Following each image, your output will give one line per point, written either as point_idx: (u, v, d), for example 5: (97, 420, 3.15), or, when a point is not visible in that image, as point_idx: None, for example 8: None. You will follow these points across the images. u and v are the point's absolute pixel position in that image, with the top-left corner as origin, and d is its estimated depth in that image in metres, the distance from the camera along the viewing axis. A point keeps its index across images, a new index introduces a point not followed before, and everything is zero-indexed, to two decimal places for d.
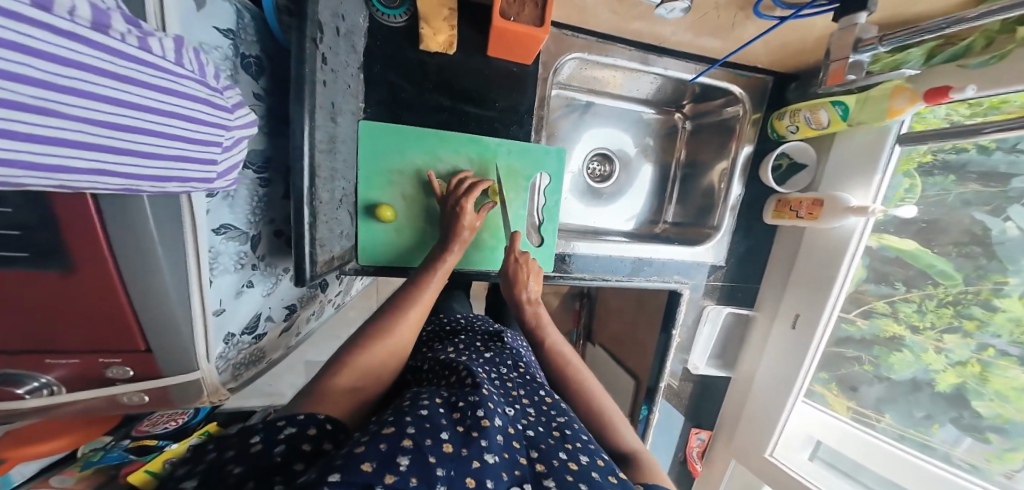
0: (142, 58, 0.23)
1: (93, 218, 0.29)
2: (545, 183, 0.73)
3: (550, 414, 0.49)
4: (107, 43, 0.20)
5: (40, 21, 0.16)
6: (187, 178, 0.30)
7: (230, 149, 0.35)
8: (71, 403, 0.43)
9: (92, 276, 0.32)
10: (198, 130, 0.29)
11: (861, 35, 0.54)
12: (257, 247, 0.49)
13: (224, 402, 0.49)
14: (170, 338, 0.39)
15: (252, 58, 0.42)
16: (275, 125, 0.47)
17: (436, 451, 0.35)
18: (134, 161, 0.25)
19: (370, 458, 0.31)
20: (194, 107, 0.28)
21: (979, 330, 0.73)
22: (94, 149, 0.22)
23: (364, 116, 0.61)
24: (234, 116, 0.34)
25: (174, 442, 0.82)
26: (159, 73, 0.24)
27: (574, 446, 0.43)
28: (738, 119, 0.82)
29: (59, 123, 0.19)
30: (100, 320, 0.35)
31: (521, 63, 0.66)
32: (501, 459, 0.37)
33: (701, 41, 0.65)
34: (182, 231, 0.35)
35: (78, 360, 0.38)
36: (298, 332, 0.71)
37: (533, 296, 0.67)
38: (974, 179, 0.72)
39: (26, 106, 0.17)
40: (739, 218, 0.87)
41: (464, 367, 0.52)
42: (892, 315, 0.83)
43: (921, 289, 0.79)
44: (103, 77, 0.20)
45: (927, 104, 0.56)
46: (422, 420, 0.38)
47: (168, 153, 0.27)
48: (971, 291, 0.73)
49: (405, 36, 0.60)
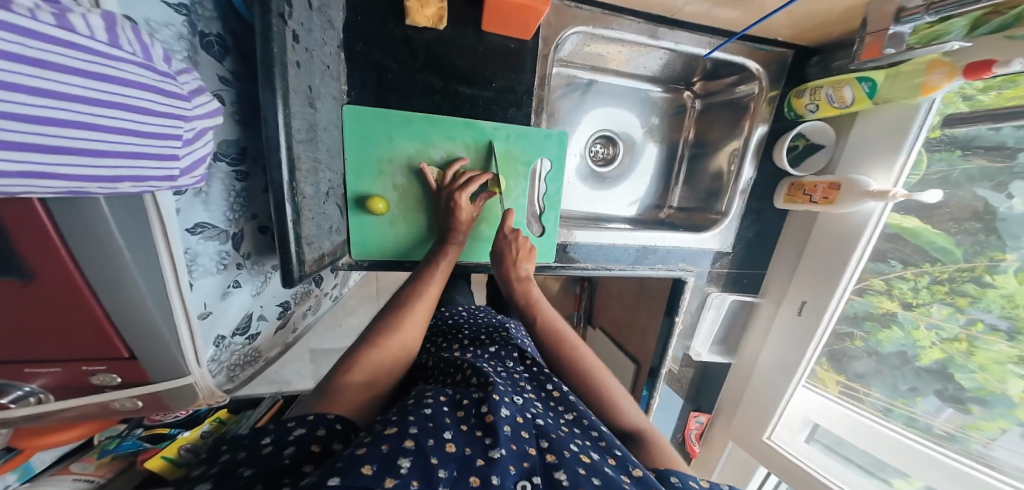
0: (65, 39, 0.19)
1: (43, 222, 0.26)
2: (545, 169, 0.70)
3: (558, 410, 0.47)
4: (12, 21, 0.16)
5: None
6: (144, 177, 0.27)
7: (194, 140, 0.32)
8: (59, 412, 0.42)
9: (54, 280, 0.29)
10: (147, 122, 0.25)
11: (904, 4, 0.50)
12: (239, 245, 0.46)
13: (221, 404, 0.49)
14: (153, 346, 0.37)
15: (213, 36, 0.38)
16: (247, 112, 0.44)
17: (438, 452, 0.33)
18: (73, 160, 0.21)
19: (369, 459, 0.29)
20: (140, 95, 0.25)
21: (970, 306, 0.71)
22: (12, 150, 0.18)
23: (348, 100, 0.56)
24: (192, 105, 0.31)
25: (185, 430, 0.84)
26: (89, 57, 0.21)
27: (585, 442, 0.41)
28: (752, 97, 0.77)
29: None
30: (74, 328, 0.33)
31: (519, 39, 0.60)
32: (510, 452, 0.36)
33: (716, 11, 0.59)
34: (151, 235, 0.33)
35: (59, 368, 0.36)
36: (294, 329, 0.69)
37: (524, 274, 0.63)
38: (979, 154, 0.68)
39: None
40: (750, 201, 0.83)
41: (469, 364, 0.50)
42: (887, 292, 0.81)
43: (917, 267, 0.76)
44: (13, 62, 0.17)
45: (966, 79, 0.52)
46: (426, 419, 0.37)
47: (115, 148, 0.23)
48: (967, 268, 0.71)
49: (389, 9, 0.54)
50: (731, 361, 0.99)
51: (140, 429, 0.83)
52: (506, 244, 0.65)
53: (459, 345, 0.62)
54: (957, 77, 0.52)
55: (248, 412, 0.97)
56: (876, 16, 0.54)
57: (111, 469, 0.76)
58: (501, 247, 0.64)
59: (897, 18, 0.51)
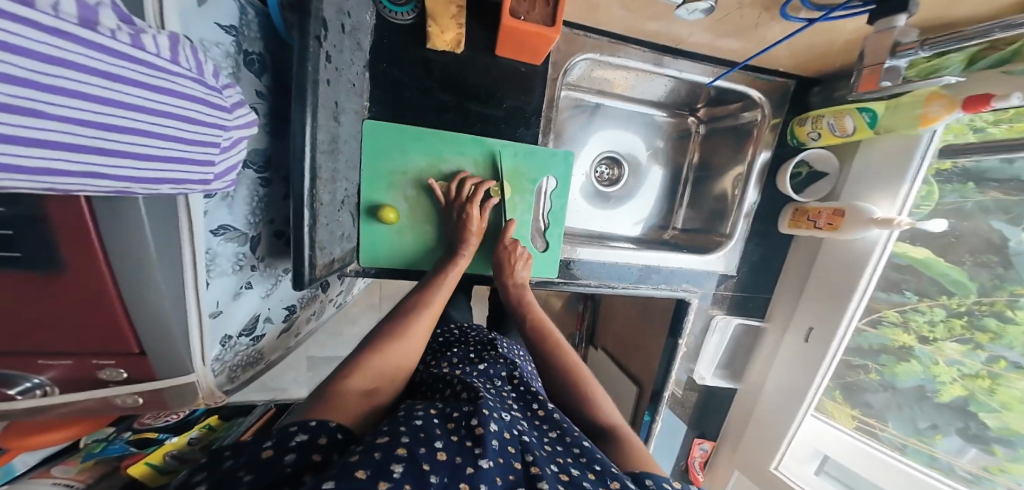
0: (133, 55, 0.22)
1: (86, 222, 0.27)
2: (551, 187, 0.71)
3: (544, 430, 0.45)
4: (96, 40, 0.19)
5: (46, 24, 0.16)
6: (182, 180, 0.28)
7: (228, 150, 0.33)
8: (63, 405, 0.42)
9: (86, 280, 0.30)
10: (194, 131, 0.28)
11: (900, 38, 0.49)
12: (256, 248, 0.47)
13: (219, 405, 0.49)
14: (166, 344, 0.37)
15: (255, 54, 0.41)
16: (277, 125, 0.46)
17: (429, 459, 0.32)
18: (129, 163, 0.23)
19: (364, 464, 0.29)
20: (189, 107, 0.27)
21: (991, 342, 0.70)
22: (86, 152, 0.20)
23: (368, 115, 0.59)
24: (233, 116, 0.33)
25: (174, 435, 0.83)
26: (153, 72, 0.23)
27: (566, 459, 0.40)
28: (756, 123, 0.79)
29: (42, 123, 0.17)
30: (95, 328, 0.33)
31: (529, 63, 0.64)
32: (497, 464, 0.34)
33: (722, 41, 0.61)
34: (178, 235, 0.33)
35: (70, 362, 0.36)
36: (297, 333, 0.70)
37: (521, 281, 0.67)
38: (994, 188, 0.69)
39: (9, 107, 0.16)
40: (754, 225, 0.84)
41: (459, 380, 0.49)
42: (903, 325, 0.80)
43: (932, 299, 0.76)
44: (92, 76, 0.19)
45: (964, 113, 0.53)
46: (415, 430, 0.36)
47: (161, 152, 0.25)
48: (986, 302, 0.70)
49: (410, 34, 0.58)
50: (737, 386, 0.97)
51: (129, 433, 0.83)
52: (506, 253, 0.67)
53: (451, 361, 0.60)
54: (956, 110, 0.54)
55: (239, 420, 0.96)
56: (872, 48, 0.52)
57: (92, 475, 0.72)
58: (500, 256, 0.67)
59: (892, 52, 0.50)
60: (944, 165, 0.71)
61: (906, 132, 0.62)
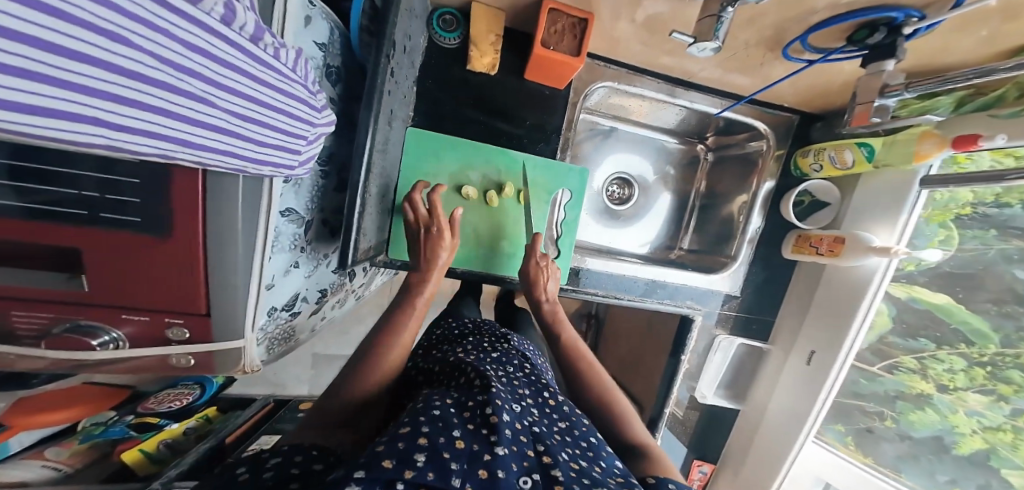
0: (274, 65, 0.30)
1: (199, 191, 0.33)
2: (566, 199, 0.75)
3: (553, 417, 0.40)
4: (256, 53, 0.27)
5: (234, 41, 0.24)
6: (277, 164, 0.36)
7: (311, 142, 0.41)
8: (122, 361, 0.44)
9: (185, 240, 0.35)
10: (294, 125, 0.36)
11: (888, 80, 0.52)
12: (308, 231, 0.53)
13: (255, 372, 0.52)
14: (229, 307, 0.42)
15: (334, 67, 0.49)
16: (342, 127, 0.54)
17: (451, 447, 0.28)
18: (249, 145, 0.31)
19: (388, 454, 0.26)
20: (296, 106, 0.35)
21: (1015, 395, 0.75)
22: (226, 133, 0.28)
23: (411, 124, 0.67)
24: (321, 117, 0.41)
25: (174, 422, 0.86)
26: (283, 79, 0.32)
27: (575, 450, 0.35)
28: (761, 153, 0.84)
29: (210, 109, 0.25)
30: (180, 286, 0.38)
31: (553, 87, 0.71)
32: (512, 450, 0.30)
33: (730, 76, 0.67)
34: (259, 215, 0.38)
35: (148, 318, 0.40)
36: (323, 316, 0.75)
37: (551, 295, 0.69)
38: (1017, 236, 0.72)
39: (194, 96, 0.23)
40: (758, 249, 0.88)
41: (472, 367, 0.42)
42: (920, 372, 0.83)
43: (953, 348, 0.79)
44: (247, 79, 0.27)
45: (955, 151, 0.58)
46: (435, 419, 0.30)
47: (270, 139, 0.33)
48: (1010, 353, 0.74)
49: (454, 56, 0.66)
50: (740, 408, 0.98)
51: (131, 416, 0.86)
52: (534, 268, 0.68)
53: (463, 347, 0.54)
54: (947, 148, 0.58)
55: (236, 412, 0.98)
56: (862, 88, 0.54)
57: (81, 460, 0.74)
58: (529, 270, 0.68)
59: (881, 92, 0.53)
60: (966, 210, 0.74)
61: (903, 167, 0.66)
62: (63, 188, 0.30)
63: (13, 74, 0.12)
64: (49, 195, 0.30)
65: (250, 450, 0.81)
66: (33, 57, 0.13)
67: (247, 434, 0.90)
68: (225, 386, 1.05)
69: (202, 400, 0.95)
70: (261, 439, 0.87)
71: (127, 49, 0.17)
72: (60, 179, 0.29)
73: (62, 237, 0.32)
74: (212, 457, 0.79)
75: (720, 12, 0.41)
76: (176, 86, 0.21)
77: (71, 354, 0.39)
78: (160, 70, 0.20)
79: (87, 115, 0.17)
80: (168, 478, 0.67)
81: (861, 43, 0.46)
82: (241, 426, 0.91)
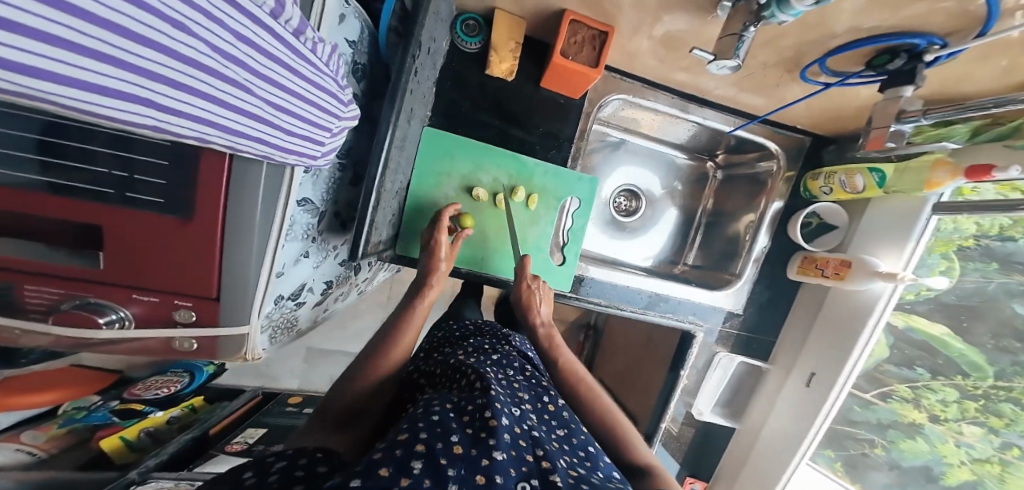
0: (310, 58, 0.32)
1: (223, 175, 0.34)
2: (574, 207, 0.76)
3: (551, 424, 0.40)
4: (296, 46, 0.29)
5: (278, 33, 0.26)
6: (301, 153, 0.37)
7: (334, 134, 0.43)
8: (122, 342, 0.43)
9: (204, 222, 0.36)
10: (320, 117, 0.37)
11: (905, 106, 0.51)
12: (321, 222, 0.53)
13: (254, 360, 0.52)
14: (238, 292, 0.42)
15: (360, 64, 0.50)
16: (364, 123, 0.55)
17: (446, 453, 0.27)
18: (278, 134, 0.32)
19: (385, 462, 0.25)
20: (324, 99, 0.37)
21: (1006, 429, 0.76)
22: (258, 121, 0.30)
23: (428, 123, 0.68)
24: (346, 110, 0.43)
25: (159, 410, 0.85)
26: (316, 72, 0.34)
27: (573, 459, 0.35)
28: (771, 174, 0.85)
29: (246, 96, 0.27)
30: (194, 268, 0.38)
31: (568, 96, 0.71)
32: (509, 455, 0.30)
33: (744, 96, 0.67)
34: (277, 202, 0.39)
35: (157, 299, 0.40)
36: (325, 308, 0.75)
37: (545, 319, 0.67)
38: (1017, 271, 0.72)
39: (233, 82, 0.25)
40: (763, 269, 0.88)
41: (473, 369, 0.41)
42: (915, 402, 0.83)
43: (948, 379, 0.79)
44: (285, 70, 0.29)
45: (967, 180, 0.58)
46: (434, 424, 0.30)
47: (298, 128, 0.35)
48: (1005, 389, 0.75)
49: (475, 61, 0.67)
50: (735, 427, 0.97)
51: (115, 401, 0.86)
52: (526, 291, 0.67)
53: (465, 349, 0.52)
54: (960, 177, 0.58)
55: (222, 403, 0.98)
56: (878, 113, 0.54)
57: (56, 445, 0.73)
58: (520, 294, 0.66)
59: (897, 118, 0.52)
60: (967, 242, 0.74)
61: (913, 193, 0.66)
62: (84, 165, 0.30)
63: (79, 50, 0.14)
64: (74, 174, 0.31)
65: (232, 444, 0.84)
66: (98, 37, 0.14)
67: (230, 428, 0.92)
68: (217, 375, 1.07)
69: (189, 389, 0.95)
70: (245, 431, 0.90)
71: (179, 33, 0.19)
72: (77, 155, 0.30)
73: (86, 214, 0.32)
74: (194, 448, 0.81)
75: (741, 31, 0.41)
76: (218, 71, 0.23)
77: (73, 333, 0.38)
78: (209, 57, 0.22)
79: (131, 90, 0.19)
80: (146, 468, 0.69)
81: (880, 67, 0.47)
82: (229, 416, 0.93)
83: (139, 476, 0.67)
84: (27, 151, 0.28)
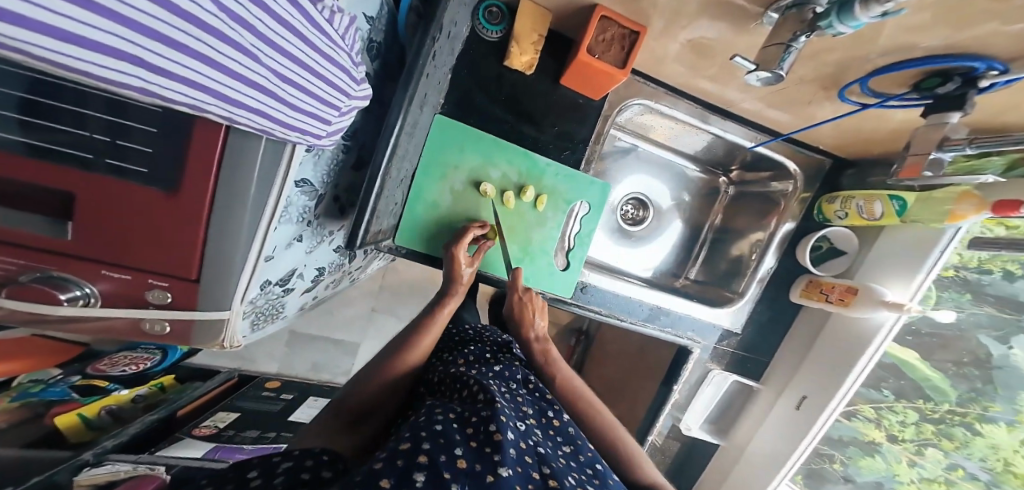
0: (322, 25, 0.29)
1: (217, 147, 0.30)
2: (582, 212, 0.74)
3: (556, 440, 0.37)
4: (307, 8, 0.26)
5: None
6: (306, 131, 0.34)
7: (343, 114, 0.40)
8: (83, 320, 0.39)
9: (191, 198, 0.32)
10: (328, 93, 0.34)
11: (950, 134, 0.48)
12: (318, 205, 0.50)
13: (229, 348, 0.48)
14: (221, 275, 0.38)
15: (376, 42, 0.46)
16: (375, 105, 0.52)
17: (450, 467, 0.25)
18: (284, 107, 0.29)
19: (385, 472, 0.22)
20: (334, 74, 0.34)
21: (955, 450, 0.80)
22: (264, 90, 0.27)
23: (440, 111, 0.64)
24: (357, 89, 0.40)
25: (123, 388, 0.82)
26: (328, 42, 0.31)
27: (582, 476, 0.33)
28: (785, 194, 0.83)
29: (251, 59, 0.24)
30: (172, 246, 0.35)
31: (588, 97, 0.69)
32: (515, 473, 0.27)
33: (770, 112, 0.66)
34: (274, 181, 0.35)
35: (130, 277, 0.36)
36: (314, 295, 0.71)
37: (540, 333, 0.64)
38: (991, 302, 0.75)
39: (239, 42, 0.22)
40: (767, 289, 0.86)
41: (476, 380, 0.38)
42: (875, 421, 0.86)
43: (910, 402, 0.83)
44: (294, 34, 0.26)
45: (995, 215, 0.55)
46: (436, 435, 0.28)
47: (304, 103, 0.31)
48: (959, 413, 0.79)
49: (494, 51, 0.64)
50: (721, 443, 0.96)
51: (76, 377, 0.81)
52: (518, 304, 0.64)
53: (466, 358, 0.49)
54: (987, 211, 0.55)
55: (194, 384, 0.95)
56: (918, 139, 0.50)
57: (9, 418, 0.67)
58: (513, 307, 0.64)
59: (940, 144, 0.49)
60: (949, 272, 0.75)
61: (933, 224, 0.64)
62: (68, 127, 0.28)
63: None
64: (54, 135, 0.28)
65: (201, 428, 0.82)
66: None
67: (200, 411, 0.88)
68: (190, 354, 1.02)
69: (160, 367, 0.92)
70: (216, 415, 0.87)
71: None
72: (62, 116, 0.27)
73: (59, 181, 0.29)
74: (158, 430, 0.78)
75: (789, 41, 0.39)
76: (221, 26, 0.20)
77: (29, 310, 0.33)
78: (213, 15, 0.19)
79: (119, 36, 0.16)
80: (102, 449, 0.66)
81: (927, 91, 0.46)
82: (198, 399, 0.89)
83: (94, 457, 0.64)
84: (8, 109, 0.25)
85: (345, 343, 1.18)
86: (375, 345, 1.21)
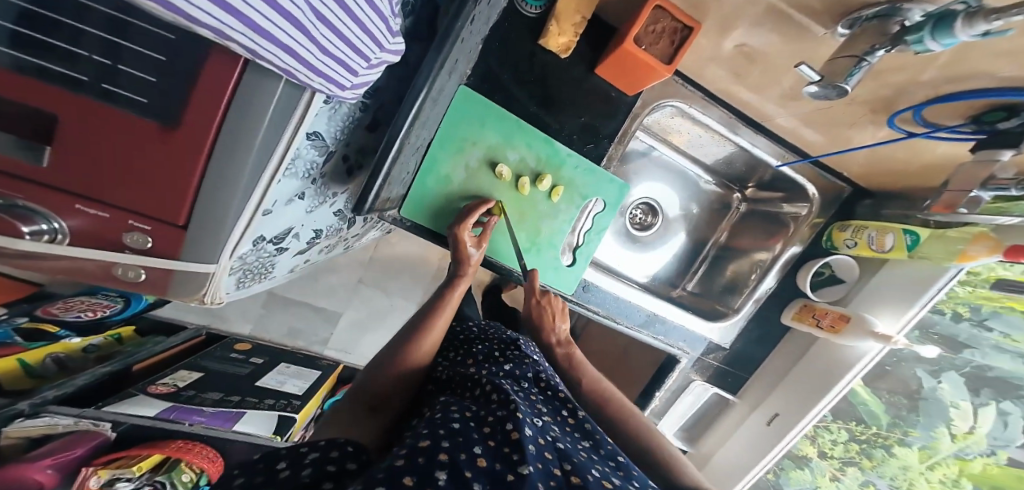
0: None
1: (229, 81, 0.26)
2: (596, 209, 0.72)
3: (574, 436, 0.36)
4: None
5: None
6: (331, 79, 0.30)
7: (371, 67, 0.36)
8: (46, 257, 0.34)
9: (191, 133, 0.28)
10: (361, 39, 0.31)
11: (996, 173, 0.50)
12: (326, 163, 0.46)
13: (206, 305, 0.43)
14: (213, 225, 0.34)
15: None
16: (401, 67, 0.48)
17: (471, 467, 0.23)
18: (315, 45, 0.26)
19: (407, 469, 0.20)
20: (370, 18, 0.30)
21: (871, 468, 0.91)
22: (298, 19, 0.23)
23: (464, 83, 0.61)
24: (389, 42, 0.36)
25: (75, 336, 0.76)
26: None
27: (606, 469, 0.31)
28: (797, 217, 0.83)
29: None
30: (159, 184, 0.30)
31: (622, 91, 0.66)
32: (537, 469, 0.25)
33: (803, 130, 0.65)
34: (286, 128, 0.32)
35: (109, 216, 0.31)
36: (304, 260, 0.67)
37: (562, 336, 0.64)
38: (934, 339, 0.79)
39: None
40: (761, 308, 0.88)
41: (488, 379, 0.36)
42: (812, 437, 0.92)
43: (844, 422, 0.90)
44: None
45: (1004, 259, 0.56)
46: (454, 434, 0.26)
47: (336, 45, 0.28)
48: (883, 435, 0.88)
49: (531, 28, 0.61)
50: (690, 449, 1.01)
51: (23, 319, 0.73)
52: (536, 307, 0.66)
53: (475, 360, 0.47)
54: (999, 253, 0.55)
55: (156, 338, 0.90)
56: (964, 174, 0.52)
57: None
58: (532, 311, 0.65)
59: (984, 183, 0.51)
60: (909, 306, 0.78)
61: (940, 262, 0.65)
62: (66, 44, 0.23)
63: None
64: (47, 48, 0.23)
65: (157, 385, 0.75)
66: None
67: (157, 367, 0.84)
68: (155, 306, 0.95)
69: (120, 316, 0.85)
70: (176, 372, 0.81)
71: None
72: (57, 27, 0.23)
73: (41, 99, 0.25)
74: (110, 383, 0.72)
75: (864, 54, 0.39)
76: None
77: None
78: None
79: None
80: (41, 400, 0.59)
81: (986, 125, 0.46)
82: (157, 355, 0.84)
83: (32, 407, 0.57)
84: None
85: (327, 312, 1.14)
86: (356, 317, 1.17)
